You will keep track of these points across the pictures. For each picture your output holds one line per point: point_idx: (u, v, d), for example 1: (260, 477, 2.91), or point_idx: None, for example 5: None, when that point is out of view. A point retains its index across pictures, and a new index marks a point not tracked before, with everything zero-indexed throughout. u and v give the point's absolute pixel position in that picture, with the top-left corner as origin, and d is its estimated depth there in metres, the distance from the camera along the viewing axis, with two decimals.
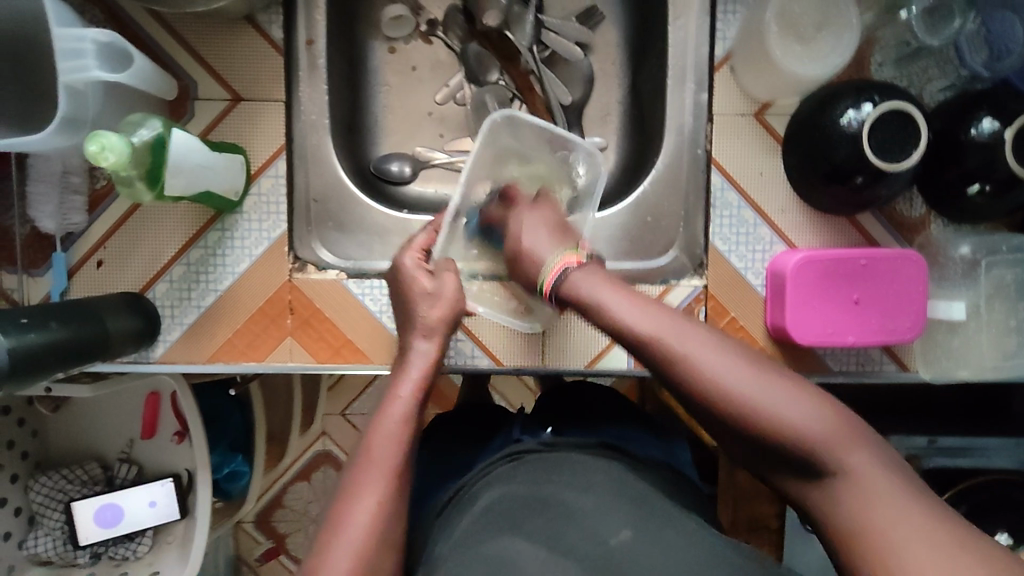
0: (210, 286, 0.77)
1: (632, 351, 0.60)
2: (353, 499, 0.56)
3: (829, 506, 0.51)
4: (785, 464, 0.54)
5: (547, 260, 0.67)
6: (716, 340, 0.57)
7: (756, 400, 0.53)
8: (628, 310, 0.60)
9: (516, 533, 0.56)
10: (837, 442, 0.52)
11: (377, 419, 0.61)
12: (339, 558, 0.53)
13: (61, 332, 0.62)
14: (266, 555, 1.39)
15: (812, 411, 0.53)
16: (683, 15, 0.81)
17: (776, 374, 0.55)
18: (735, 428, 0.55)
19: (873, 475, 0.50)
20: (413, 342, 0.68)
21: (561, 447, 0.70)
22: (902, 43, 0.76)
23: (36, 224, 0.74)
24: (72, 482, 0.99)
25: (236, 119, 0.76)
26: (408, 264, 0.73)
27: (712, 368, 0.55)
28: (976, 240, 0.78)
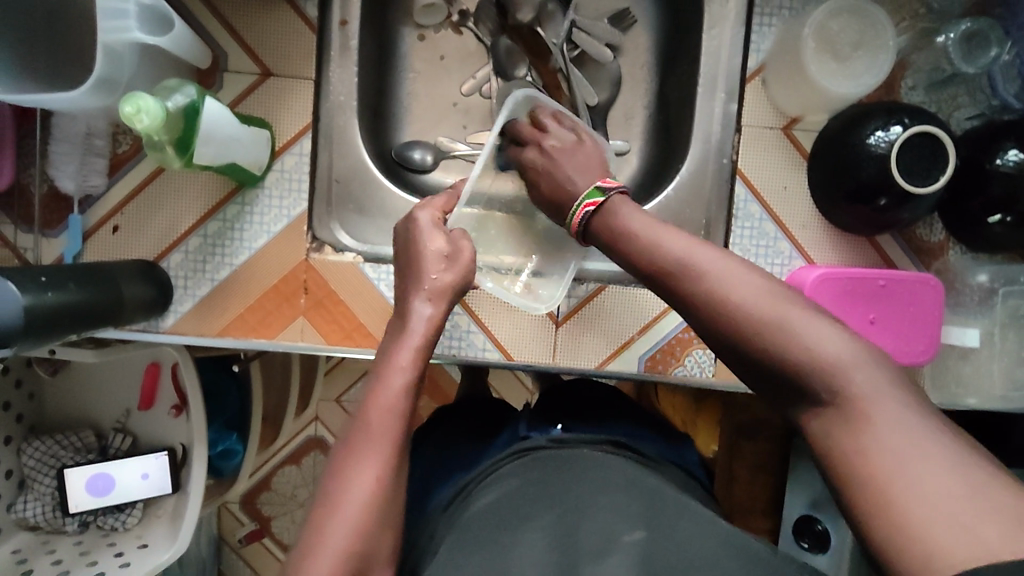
0: (225, 259, 0.76)
1: (647, 274, 0.63)
2: (352, 467, 0.56)
3: (827, 431, 0.50)
4: (790, 390, 0.53)
5: (575, 199, 0.72)
6: (739, 266, 0.58)
7: (758, 317, 0.55)
8: (647, 237, 0.63)
9: (523, 528, 0.59)
10: (849, 365, 0.50)
11: (375, 391, 0.60)
12: (339, 531, 0.52)
13: (75, 295, 0.62)
14: (249, 537, 1.37)
15: (818, 334, 0.52)
16: (718, 25, 0.81)
17: (795, 302, 0.55)
18: (748, 350, 0.55)
19: (877, 398, 0.48)
20: (414, 303, 0.67)
21: (569, 443, 0.70)
22: (935, 68, 0.76)
23: (54, 183, 0.73)
24: (65, 448, 0.98)
25: (264, 93, 0.75)
26: (425, 221, 0.71)
27: (718, 285, 0.57)
28: (995, 268, 0.79)
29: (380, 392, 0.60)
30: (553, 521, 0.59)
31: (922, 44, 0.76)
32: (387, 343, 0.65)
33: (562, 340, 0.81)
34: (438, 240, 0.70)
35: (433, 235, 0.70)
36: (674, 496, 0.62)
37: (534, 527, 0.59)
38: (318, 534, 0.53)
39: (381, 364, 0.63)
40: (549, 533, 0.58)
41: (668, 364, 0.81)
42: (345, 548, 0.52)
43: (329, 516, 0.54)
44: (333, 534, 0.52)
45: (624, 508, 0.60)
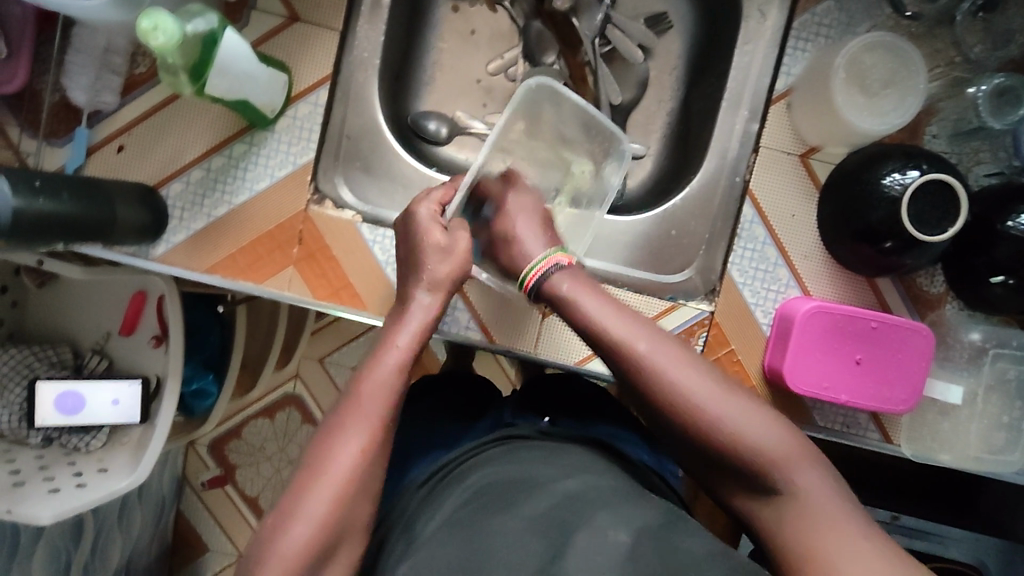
0: (224, 197, 0.75)
1: (602, 354, 0.61)
2: (337, 438, 0.57)
3: (774, 523, 0.54)
4: (733, 475, 0.56)
5: (534, 257, 0.65)
6: (679, 353, 0.58)
7: (717, 416, 0.55)
8: (605, 313, 0.60)
9: (509, 515, 0.58)
10: (788, 460, 0.54)
11: (372, 367, 0.61)
12: (313, 500, 0.55)
13: (68, 206, 0.62)
14: (211, 482, 1.38)
15: (768, 430, 0.55)
16: (753, 42, 0.80)
17: (735, 390, 0.57)
18: (697, 442, 0.56)
19: (822, 495, 0.53)
20: (414, 292, 0.67)
21: (552, 436, 0.71)
22: (962, 119, 0.75)
23: (66, 94, 0.73)
24: (41, 361, 0.98)
25: (288, 38, 0.75)
26: (423, 216, 0.70)
27: (675, 381, 0.56)
28: (989, 328, 0.78)
29: (375, 370, 0.61)
30: (536, 512, 0.58)
31: (952, 93, 0.75)
32: (389, 324, 0.66)
33: (545, 331, 0.83)
34: (439, 234, 0.68)
35: (434, 229, 0.69)
36: (656, 511, 0.60)
37: (521, 514, 0.58)
38: (297, 498, 0.55)
39: (380, 343, 0.63)
40: (534, 522, 0.57)
41: None
42: (320, 520, 0.54)
43: (309, 484, 0.55)
44: (311, 503, 0.54)
45: (608, 509, 0.58)
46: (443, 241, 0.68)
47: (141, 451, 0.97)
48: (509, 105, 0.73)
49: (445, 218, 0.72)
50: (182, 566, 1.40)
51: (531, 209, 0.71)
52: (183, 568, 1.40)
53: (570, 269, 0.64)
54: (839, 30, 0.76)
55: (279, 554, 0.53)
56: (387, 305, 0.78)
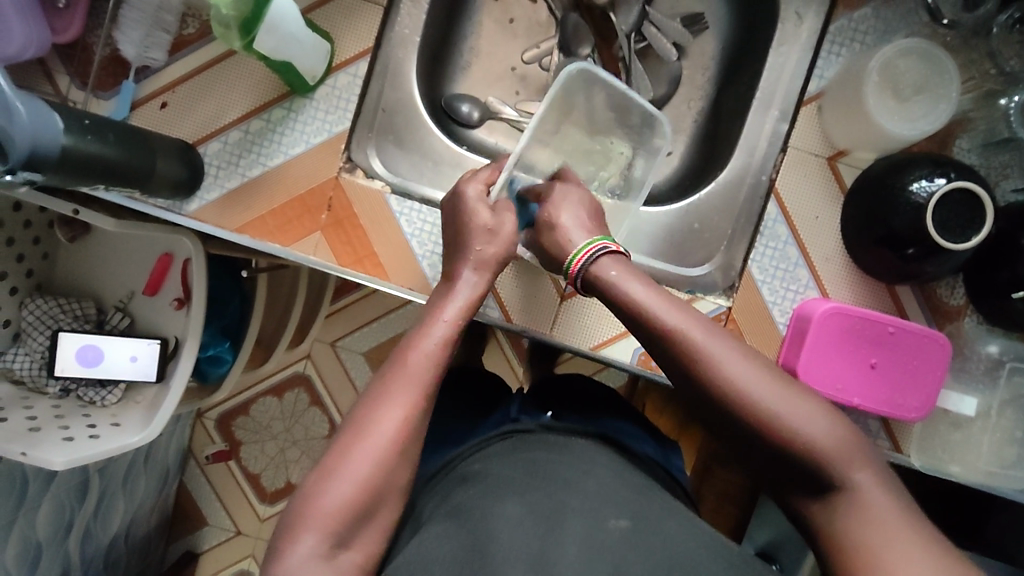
0: (260, 159, 0.77)
1: (657, 345, 0.60)
2: (380, 403, 0.58)
3: (835, 524, 0.53)
4: (793, 476, 0.56)
5: (575, 245, 0.67)
6: (740, 348, 0.58)
7: (776, 410, 0.55)
8: (657, 301, 0.60)
9: (508, 500, 0.58)
10: (848, 460, 0.53)
11: (416, 339, 0.62)
12: (355, 462, 0.55)
13: (114, 150, 0.64)
14: (216, 456, 1.39)
15: (826, 425, 0.54)
16: (788, 44, 0.81)
17: (794, 385, 0.57)
18: (758, 439, 0.56)
19: (878, 494, 0.52)
20: (460, 271, 0.69)
21: (556, 430, 0.72)
22: (992, 131, 0.75)
23: (117, 48, 0.75)
24: (65, 313, 1.00)
25: (335, 9, 0.77)
26: (471, 194, 0.72)
27: (734, 373, 0.56)
28: (1007, 343, 0.78)
29: (423, 342, 0.62)
30: (535, 499, 0.58)
31: (983, 105, 0.76)
32: (434, 300, 0.67)
33: (563, 315, 0.82)
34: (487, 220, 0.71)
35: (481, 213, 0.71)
36: (651, 501, 0.61)
37: (519, 500, 0.59)
38: (340, 459, 0.56)
39: (423, 316, 0.65)
40: (533, 507, 0.57)
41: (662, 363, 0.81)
42: (358, 481, 0.55)
43: (349, 446, 0.56)
44: (355, 462, 0.55)
45: (610, 495, 0.60)
46: (486, 220, 0.70)
47: (154, 410, 0.98)
48: (551, 90, 0.75)
49: (491, 197, 0.73)
50: (179, 537, 1.41)
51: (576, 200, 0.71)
52: (180, 539, 1.41)
53: (617, 256, 0.65)
54: (875, 36, 0.77)
55: (318, 508, 0.54)
56: (408, 278, 0.79)
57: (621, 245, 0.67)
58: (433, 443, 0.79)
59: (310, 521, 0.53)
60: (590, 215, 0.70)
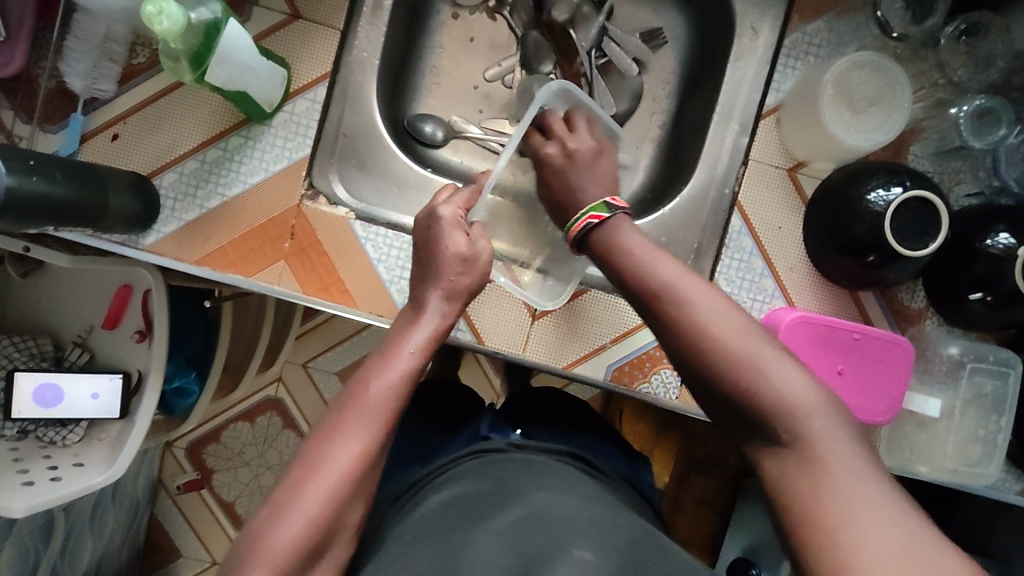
0: (218, 189, 0.75)
1: (637, 293, 0.62)
2: (338, 436, 0.57)
3: (784, 472, 0.51)
4: (749, 425, 0.54)
5: (578, 212, 0.71)
6: (715, 295, 0.59)
7: (737, 349, 0.55)
8: (644, 256, 0.63)
9: (480, 526, 0.58)
10: (806, 407, 0.52)
11: (380, 364, 0.62)
12: (312, 494, 0.54)
13: (61, 188, 0.62)
14: (187, 486, 1.35)
15: (792, 374, 0.53)
16: (744, 58, 0.83)
17: (762, 335, 0.56)
18: (718, 383, 0.56)
19: (838, 447, 0.50)
20: (430, 298, 0.68)
21: (528, 449, 0.72)
22: (944, 139, 0.77)
23: (63, 80, 0.73)
24: (21, 351, 0.96)
25: (289, 34, 0.75)
26: (448, 218, 0.71)
27: (701, 310, 0.58)
28: (968, 343, 0.79)
29: (386, 370, 0.61)
30: (512, 523, 0.58)
31: (935, 113, 0.77)
32: (400, 327, 0.67)
33: (535, 334, 0.81)
34: (458, 240, 0.70)
35: (454, 235, 0.70)
36: (621, 522, 0.61)
37: (492, 526, 0.57)
38: (295, 492, 0.54)
39: (389, 342, 0.65)
40: (507, 534, 0.56)
41: (635, 379, 0.81)
42: (315, 512, 0.53)
43: (309, 475, 0.55)
44: (308, 496, 0.54)
45: (572, 516, 0.59)
46: (461, 247, 0.70)
47: (118, 447, 0.95)
48: (534, 107, 0.74)
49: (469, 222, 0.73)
50: (153, 570, 1.37)
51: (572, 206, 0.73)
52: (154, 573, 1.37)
53: (603, 226, 0.68)
54: (829, 49, 0.78)
55: (270, 546, 0.51)
56: (375, 304, 0.78)
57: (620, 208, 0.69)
58: (407, 467, 0.78)
59: (262, 560, 0.51)
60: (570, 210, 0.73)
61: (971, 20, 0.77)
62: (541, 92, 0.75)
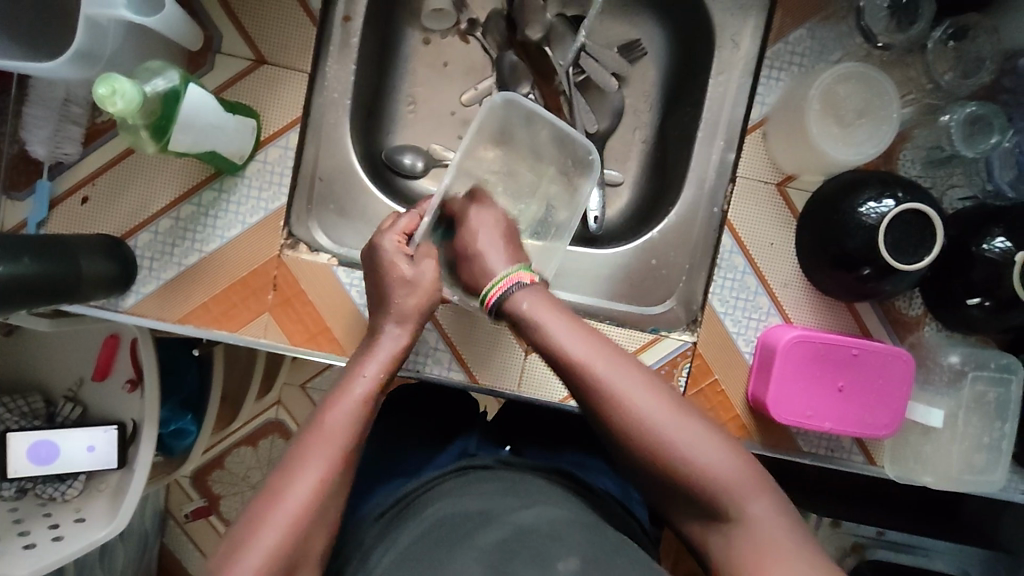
0: (195, 246, 0.73)
1: (559, 372, 0.60)
2: (294, 470, 0.54)
3: (726, 554, 0.54)
4: (685, 503, 0.56)
5: (499, 272, 0.66)
6: (642, 378, 0.58)
7: (672, 443, 0.55)
8: (562, 328, 0.60)
9: (463, 546, 0.56)
10: (740, 490, 0.54)
11: (336, 395, 0.58)
12: (268, 530, 0.51)
13: (32, 270, 0.60)
14: (196, 513, 1.35)
15: (723, 458, 0.55)
16: (726, 72, 0.81)
17: (690, 415, 0.57)
18: (649, 469, 0.56)
19: (771, 526, 0.53)
20: (383, 325, 0.65)
21: (513, 466, 0.71)
22: (935, 146, 0.75)
23: (25, 147, 0.71)
24: (12, 412, 0.95)
25: (255, 81, 0.73)
26: (387, 247, 0.67)
27: (632, 402, 0.56)
28: (968, 350, 0.78)
29: (343, 399, 0.58)
30: (495, 540, 0.56)
31: (926, 120, 0.76)
32: (356, 356, 0.64)
33: (529, 369, 0.80)
34: (402, 265, 0.66)
35: (398, 261, 0.66)
36: (620, 542, 0.59)
37: (474, 545, 0.56)
38: (251, 529, 0.51)
39: (345, 372, 0.61)
40: (490, 552, 0.55)
41: None
42: (272, 550, 0.50)
43: (266, 512, 0.52)
44: (266, 531, 0.51)
45: (567, 536, 0.57)
46: (409, 271, 0.66)
47: (119, 497, 0.94)
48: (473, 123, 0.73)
49: (412, 245, 0.69)
50: None
51: (490, 224, 0.71)
52: None
53: (533, 287, 0.64)
54: (812, 58, 0.76)
55: None
56: None
57: (537, 275, 0.65)
58: None
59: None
60: (501, 238, 0.69)
61: (958, 22, 0.75)
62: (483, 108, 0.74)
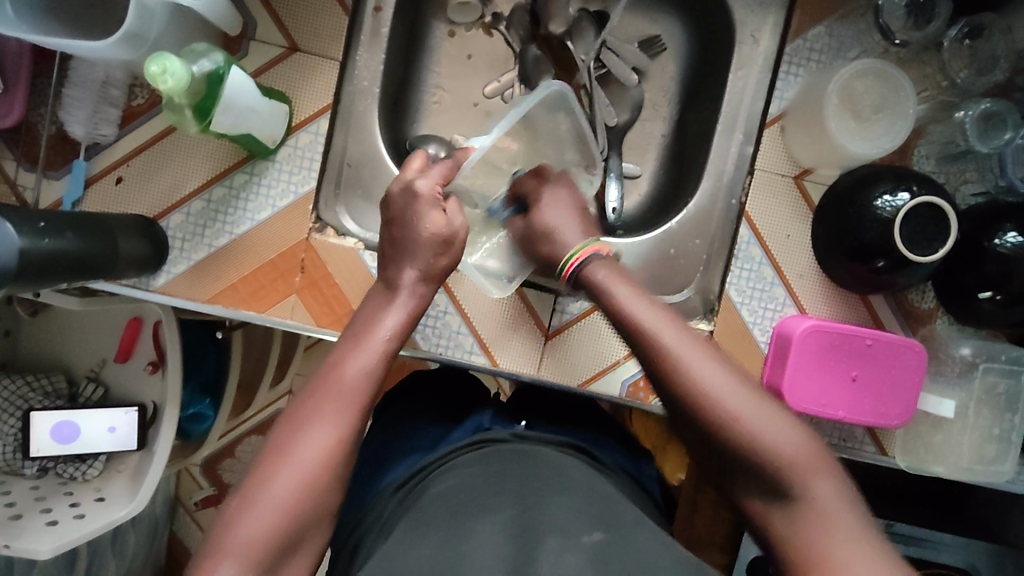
0: (226, 227, 0.75)
1: (632, 343, 0.62)
2: (308, 425, 0.55)
3: (788, 531, 0.54)
4: (748, 479, 0.56)
5: (573, 245, 0.70)
6: (713, 353, 0.59)
7: (745, 417, 0.56)
8: (638, 304, 0.63)
9: (483, 515, 0.57)
10: (807, 468, 0.54)
11: (352, 353, 0.60)
12: (281, 485, 0.53)
13: (72, 245, 0.61)
14: (205, 501, 1.33)
15: (790, 435, 0.56)
16: (746, 67, 0.82)
17: (758, 392, 0.58)
18: (719, 441, 0.57)
19: (836, 506, 0.53)
20: (403, 274, 0.66)
21: (529, 441, 0.71)
22: (949, 142, 0.77)
23: (63, 126, 0.73)
24: (36, 391, 0.97)
25: (289, 67, 0.75)
26: (425, 191, 0.68)
27: (704, 375, 0.57)
28: (979, 343, 0.80)
29: (358, 355, 0.60)
30: (513, 513, 0.57)
31: (941, 116, 0.77)
32: (372, 309, 0.65)
33: (548, 356, 0.82)
34: (437, 219, 0.67)
35: (431, 214, 0.67)
36: (631, 509, 0.60)
37: (494, 517, 0.56)
38: (263, 482, 0.53)
39: (363, 328, 0.63)
40: (509, 524, 0.55)
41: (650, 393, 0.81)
42: (285, 504, 0.52)
43: (279, 464, 0.54)
44: (279, 485, 0.53)
45: (579, 510, 0.58)
46: (444, 229, 0.67)
47: (139, 478, 0.95)
48: (523, 104, 0.70)
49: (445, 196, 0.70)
50: None
51: (565, 202, 0.75)
52: None
53: (606, 259, 0.69)
54: (830, 54, 0.78)
55: (239, 538, 0.50)
56: None
57: (607, 250, 0.69)
58: None
59: (228, 553, 0.50)
60: (577, 217, 0.74)
61: (973, 22, 0.77)
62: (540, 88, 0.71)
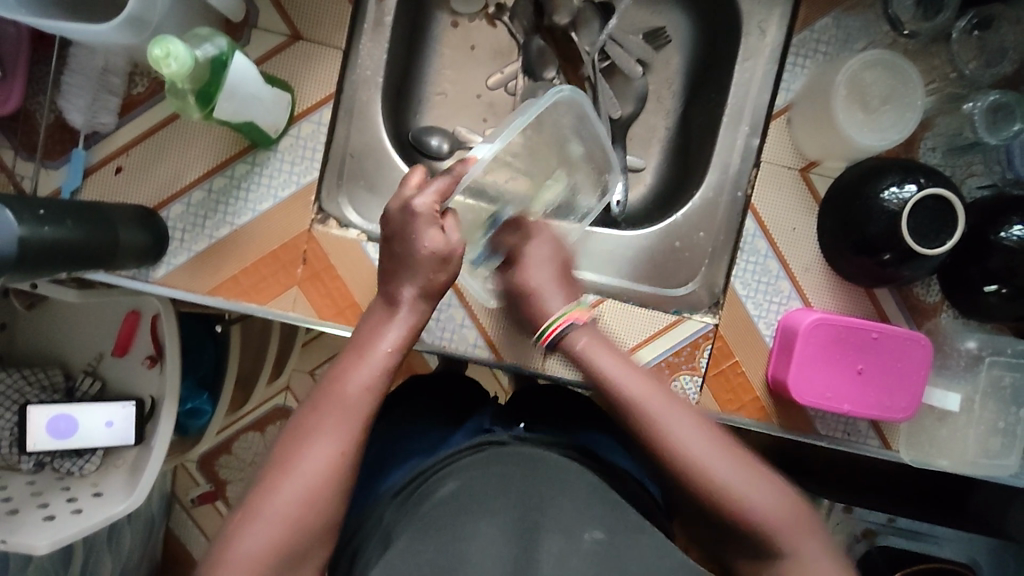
0: (227, 218, 0.74)
1: (618, 413, 0.63)
2: (310, 435, 0.55)
3: None
4: (738, 539, 0.59)
5: (552, 312, 0.69)
6: (694, 421, 0.60)
7: (730, 485, 0.57)
8: (623, 375, 0.63)
9: (482, 518, 0.55)
10: (793, 529, 0.57)
11: (353, 364, 0.59)
12: (285, 494, 0.52)
13: (73, 233, 0.60)
14: (202, 498, 1.32)
15: (775, 499, 0.57)
16: (752, 58, 0.82)
17: (739, 456, 0.59)
18: (706, 507, 0.59)
19: (821, 563, 0.56)
20: (403, 290, 0.64)
21: (528, 443, 0.69)
22: (956, 134, 0.77)
23: (62, 115, 0.72)
24: (32, 385, 0.96)
25: (292, 56, 0.74)
26: (422, 209, 0.64)
27: (688, 449, 0.58)
28: (985, 336, 0.79)
29: (361, 367, 0.59)
30: (511, 519, 0.55)
31: (949, 108, 0.77)
32: (373, 321, 0.64)
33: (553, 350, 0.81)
34: (434, 236, 0.64)
35: (429, 231, 0.64)
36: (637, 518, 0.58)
37: (492, 517, 0.55)
38: (266, 494, 0.52)
39: (366, 337, 0.62)
40: (509, 528, 0.54)
41: None
42: (289, 515, 0.52)
43: (282, 474, 0.53)
44: (283, 495, 0.52)
45: (586, 511, 0.57)
46: (443, 246, 0.65)
47: (136, 474, 0.94)
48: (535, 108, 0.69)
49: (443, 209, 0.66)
50: None
51: (547, 258, 0.73)
52: None
53: (585, 326, 0.68)
54: (836, 46, 0.78)
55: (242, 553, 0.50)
56: None
57: (586, 312, 0.69)
58: None
59: (232, 565, 0.50)
60: (557, 272, 0.72)
61: (982, 13, 0.77)
62: (551, 94, 0.70)
